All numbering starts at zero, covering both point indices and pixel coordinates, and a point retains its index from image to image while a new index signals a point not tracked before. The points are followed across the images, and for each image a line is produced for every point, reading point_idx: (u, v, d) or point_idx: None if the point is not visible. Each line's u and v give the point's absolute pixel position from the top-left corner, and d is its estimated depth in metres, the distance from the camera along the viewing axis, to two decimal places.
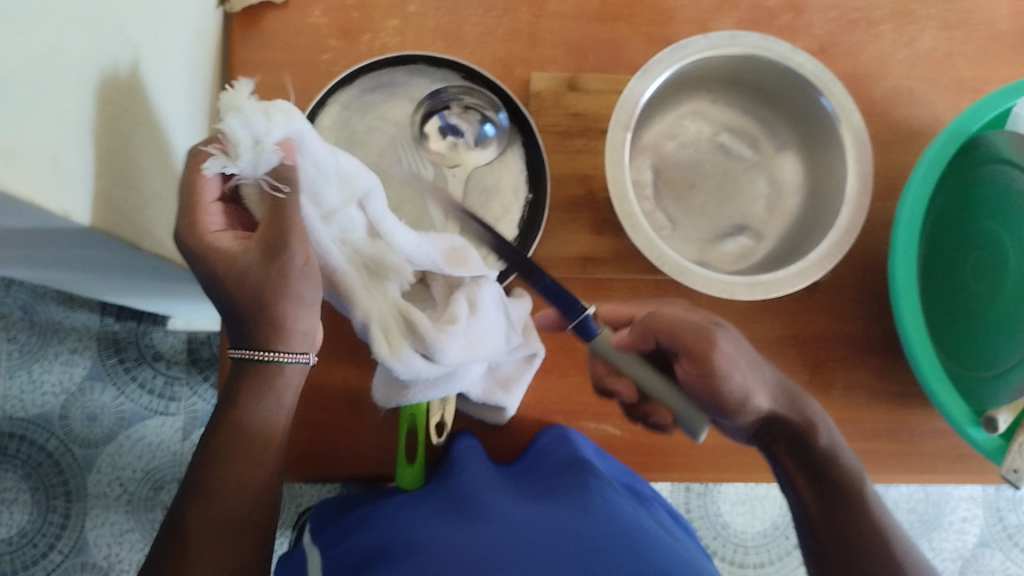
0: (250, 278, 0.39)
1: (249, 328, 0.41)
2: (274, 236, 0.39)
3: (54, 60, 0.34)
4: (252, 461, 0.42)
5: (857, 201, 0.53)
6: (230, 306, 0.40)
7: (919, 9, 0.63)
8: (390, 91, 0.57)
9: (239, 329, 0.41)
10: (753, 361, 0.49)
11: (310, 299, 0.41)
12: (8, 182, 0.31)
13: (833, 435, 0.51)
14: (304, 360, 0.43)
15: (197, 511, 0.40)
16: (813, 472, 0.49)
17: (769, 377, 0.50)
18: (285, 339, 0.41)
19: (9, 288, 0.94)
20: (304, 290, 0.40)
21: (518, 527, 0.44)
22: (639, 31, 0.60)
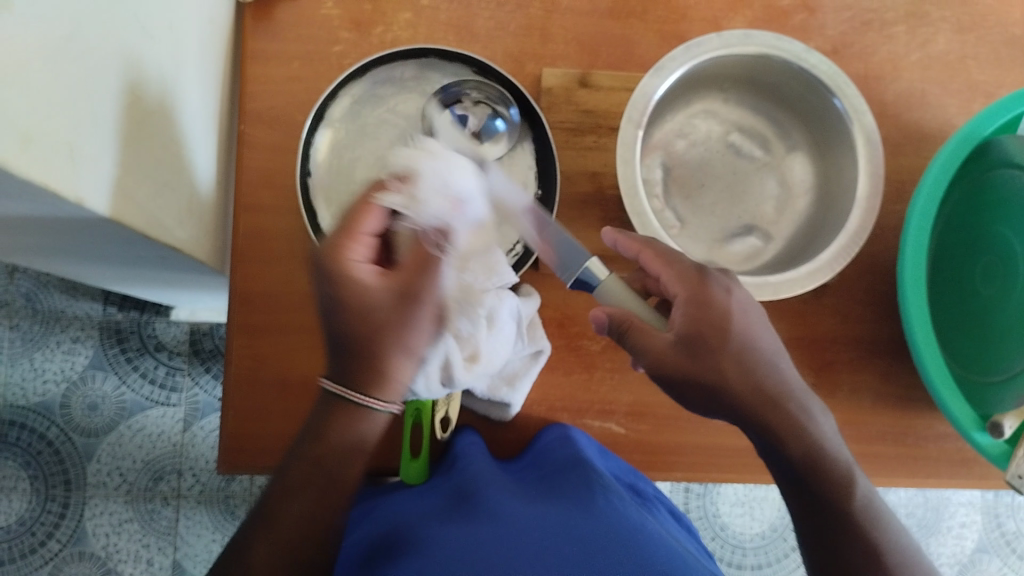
0: (375, 319, 0.39)
1: (360, 365, 0.40)
2: (410, 283, 0.40)
3: (70, 46, 0.34)
4: (326, 502, 0.42)
5: (868, 203, 0.53)
6: (345, 338, 0.40)
7: (932, 11, 0.63)
8: (403, 85, 0.57)
9: (342, 361, 0.40)
10: (715, 378, 0.44)
11: (419, 354, 0.41)
12: (23, 167, 0.31)
13: (817, 436, 0.46)
14: (393, 411, 0.42)
15: (266, 546, 0.41)
16: (799, 478, 0.46)
17: (738, 387, 0.45)
18: (386, 386, 0.41)
19: (12, 276, 0.95)
20: (414, 343, 0.41)
21: (514, 527, 0.44)
22: (651, 29, 0.60)
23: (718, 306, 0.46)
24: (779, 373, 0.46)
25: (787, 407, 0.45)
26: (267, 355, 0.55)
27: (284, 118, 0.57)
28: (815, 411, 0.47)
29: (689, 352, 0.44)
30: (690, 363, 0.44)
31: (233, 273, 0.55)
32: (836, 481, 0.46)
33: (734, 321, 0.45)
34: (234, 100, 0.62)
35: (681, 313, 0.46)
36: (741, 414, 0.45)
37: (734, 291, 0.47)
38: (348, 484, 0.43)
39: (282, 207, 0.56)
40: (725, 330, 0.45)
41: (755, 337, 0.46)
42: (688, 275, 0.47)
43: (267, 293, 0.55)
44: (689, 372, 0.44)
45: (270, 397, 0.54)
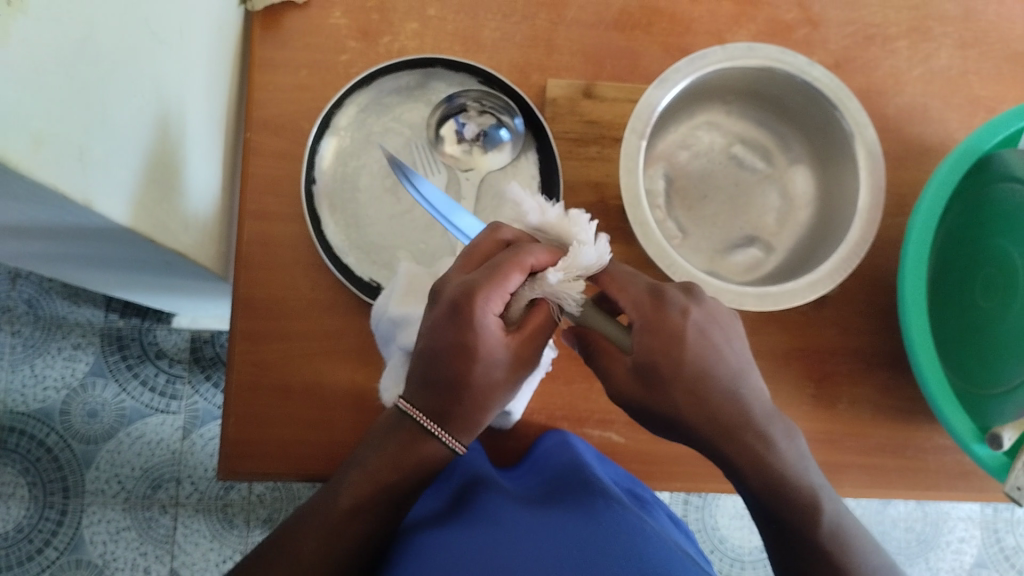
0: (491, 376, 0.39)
1: (456, 413, 0.40)
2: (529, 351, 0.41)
3: (83, 49, 0.34)
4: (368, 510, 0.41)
5: (869, 215, 0.53)
6: (455, 381, 0.39)
7: (934, 27, 0.63)
8: (409, 94, 0.58)
9: (440, 398, 0.40)
10: (670, 410, 0.41)
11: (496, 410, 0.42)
12: (34, 168, 0.31)
13: (782, 466, 0.42)
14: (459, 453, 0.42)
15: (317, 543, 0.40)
16: (760, 504, 0.43)
17: (697, 417, 0.41)
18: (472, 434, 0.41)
19: (15, 282, 0.95)
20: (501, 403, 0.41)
21: (496, 540, 0.43)
22: (656, 41, 0.61)
23: (672, 328, 0.42)
24: (749, 398, 0.42)
25: (749, 437, 0.41)
26: (269, 361, 0.55)
27: (290, 125, 0.57)
28: (779, 437, 0.42)
29: (645, 383, 0.41)
30: (646, 394, 0.41)
31: (236, 279, 0.55)
32: (803, 511, 0.42)
33: (692, 347, 0.41)
34: (241, 108, 0.62)
35: (639, 339, 0.41)
36: (701, 443, 0.42)
37: (698, 311, 0.43)
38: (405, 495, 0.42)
39: (286, 214, 0.56)
40: (680, 358, 0.41)
41: (716, 362, 0.42)
42: (643, 301, 0.42)
43: (270, 299, 0.55)
44: (646, 403, 0.41)
45: (272, 402, 0.54)
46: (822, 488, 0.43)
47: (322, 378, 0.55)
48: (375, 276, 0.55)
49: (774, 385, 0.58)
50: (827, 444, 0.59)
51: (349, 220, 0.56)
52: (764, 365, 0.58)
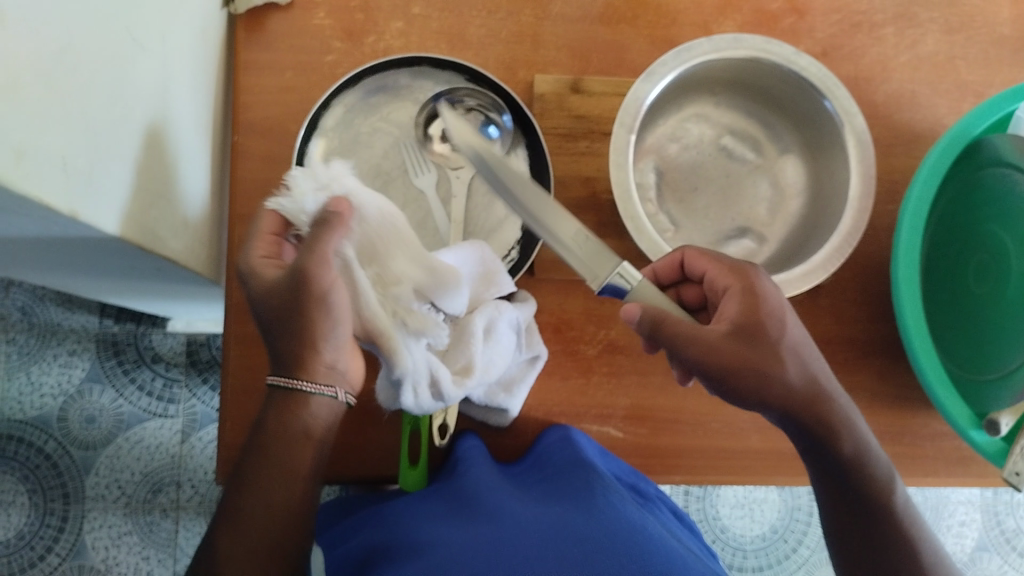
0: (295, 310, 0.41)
1: (290, 359, 0.42)
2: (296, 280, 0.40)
3: (63, 60, 0.34)
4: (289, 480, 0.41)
5: (860, 203, 0.53)
6: (283, 338, 0.42)
7: (921, 13, 0.63)
8: (395, 93, 0.58)
9: (279, 360, 0.42)
10: (775, 371, 0.44)
11: (341, 332, 0.42)
12: (17, 181, 0.31)
13: (862, 433, 0.46)
14: (330, 395, 0.42)
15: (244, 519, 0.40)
16: (840, 473, 0.47)
17: (799, 382, 0.44)
18: (324, 371, 0.42)
19: (7, 290, 0.94)
20: (345, 317, 0.42)
21: (537, 526, 0.44)
22: (642, 34, 0.61)
23: (771, 301, 0.45)
24: (825, 371, 0.46)
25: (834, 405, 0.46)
26: (262, 364, 0.55)
27: (277, 128, 0.57)
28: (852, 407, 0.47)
29: (749, 341, 0.44)
30: (753, 353, 0.43)
31: (227, 284, 0.55)
32: (877, 476, 0.47)
33: (790, 318, 0.45)
34: (228, 112, 0.62)
35: (735, 305, 0.45)
36: (792, 407, 0.45)
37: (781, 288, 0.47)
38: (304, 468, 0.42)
39: None
40: (783, 328, 0.44)
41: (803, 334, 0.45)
42: (741, 270, 0.47)
43: None
44: (751, 362, 0.43)
45: None
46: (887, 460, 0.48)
47: None
48: None
49: None
50: None
51: None
52: None
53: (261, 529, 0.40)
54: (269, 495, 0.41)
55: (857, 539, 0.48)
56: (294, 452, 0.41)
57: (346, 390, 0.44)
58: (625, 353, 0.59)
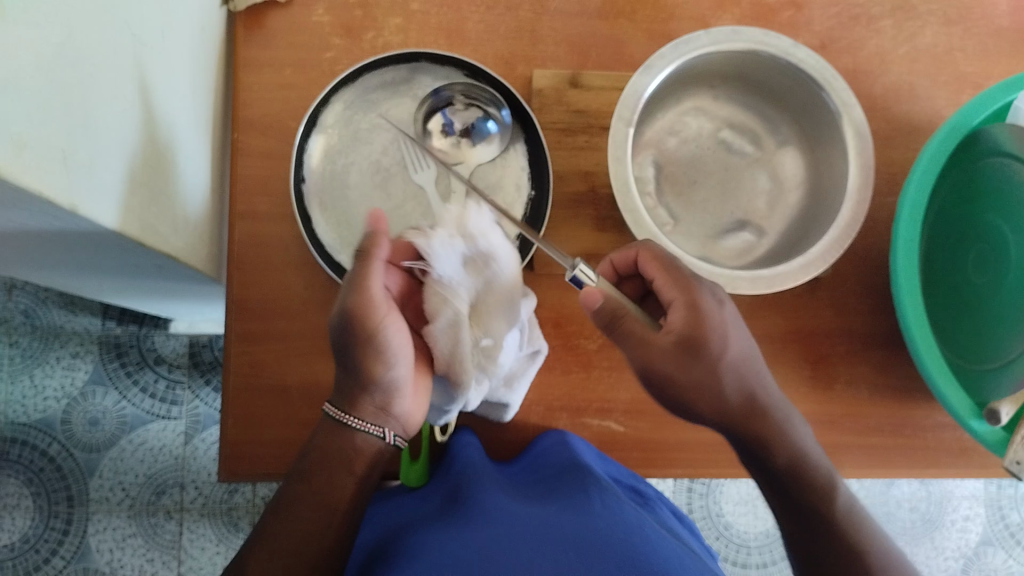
0: (346, 352, 0.44)
1: (343, 396, 0.45)
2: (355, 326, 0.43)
3: (62, 53, 0.34)
4: (317, 507, 0.44)
5: (859, 194, 0.53)
6: (341, 378, 0.46)
7: (919, 4, 0.63)
8: (395, 89, 0.58)
9: (342, 394, 0.46)
10: (710, 385, 0.45)
11: (398, 374, 0.45)
12: (16, 172, 0.31)
13: (799, 443, 0.48)
14: (376, 434, 0.46)
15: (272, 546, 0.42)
16: (777, 480, 0.48)
17: (732, 397, 0.46)
18: (373, 412, 0.46)
19: (11, 293, 0.94)
20: (399, 361, 0.45)
21: (503, 528, 0.44)
22: (641, 28, 0.61)
23: (715, 318, 0.46)
24: (764, 385, 0.48)
25: (771, 415, 0.47)
26: (265, 361, 0.55)
27: (278, 125, 0.57)
28: (793, 417, 0.48)
29: (689, 355, 0.45)
30: (691, 367, 0.45)
31: (229, 282, 0.55)
32: (815, 481, 0.48)
33: (732, 335, 0.46)
34: (227, 111, 0.63)
35: (679, 317, 0.46)
36: (726, 417, 0.47)
37: (726, 303, 0.47)
38: (331, 492, 0.45)
39: (277, 214, 0.56)
40: (723, 343, 0.46)
41: (744, 350, 0.47)
42: (686, 282, 0.47)
43: (266, 300, 0.55)
44: (688, 374, 0.45)
45: (269, 402, 0.54)
46: (831, 464, 0.49)
47: (318, 376, 0.55)
48: None
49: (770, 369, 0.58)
50: (824, 425, 0.59)
51: (340, 218, 0.56)
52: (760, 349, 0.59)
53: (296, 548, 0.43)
54: (313, 515, 0.44)
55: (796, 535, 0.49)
56: (334, 480, 0.45)
57: (394, 431, 0.47)
58: None
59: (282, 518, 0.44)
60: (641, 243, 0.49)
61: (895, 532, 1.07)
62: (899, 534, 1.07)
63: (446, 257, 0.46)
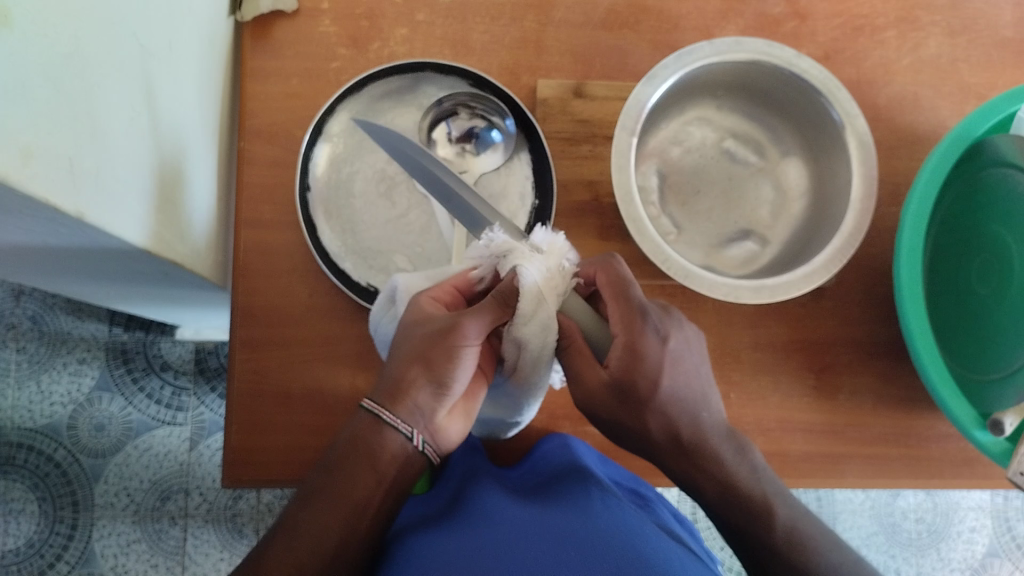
0: (425, 349, 0.44)
1: (389, 388, 0.44)
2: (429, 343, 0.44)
3: (69, 63, 0.35)
4: (343, 508, 0.42)
5: (863, 204, 0.53)
6: (396, 372, 0.45)
7: (922, 16, 0.63)
8: (399, 98, 0.58)
9: (385, 388, 0.45)
10: (634, 424, 0.46)
11: (454, 389, 0.45)
12: (23, 179, 0.31)
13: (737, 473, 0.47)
14: (404, 433, 0.44)
15: (281, 549, 0.41)
16: (714, 508, 0.47)
17: (658, 437, 0.46)
18: (408, 409, 0.44)
19: (18, 299, 0.96)
20: (464, 376, 0.44)
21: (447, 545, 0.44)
22: (644, 39, 0.61)
23: (651, 360, 0.45)
24: (709, 413, 0.47)
25: (704, 453, 0.47)
26: (269, 367, 0.55)
27: (283, 134, 0.58)
28: (726, 453, 0.47)
29: (620, 397, 0.45)
30: (618, 407, 0.45)
31: (234, 288, 0.55)
32: (750, 510, 0.46)
33: (666, 377, 0.46)
34: (235, 120, 0.63)
35: (617, 355, 0.45)
36: (654, 450, 0.47)
37: (669, 340, 0.47)
38: (354, 491, 0.43)
39: (281, 222, 0.57)
40: (655, 382, 0.45)
41: (679, 389, 0.46)
42: (630, 320, 0.46)
43: (270, 307, 0.55)
44: (615, 413, 0.46)
45: (274, 409, 0.55)
46: (771, 488, 0.47)
47: (320, 381, 0.55)
48: (371, 280, 0.55)
49: (771, 379, 0.59)
50: (826, 434, 0.59)
51: (344, 225, 0.57)
52: (762, 359, 0.59)
53: (314, 545, 0.41)
54: (333, 508, 0.42)
55: (741, 553, 0.48)
56: (356, 476, 0.43)
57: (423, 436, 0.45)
58: None
59: (304, 509, 0.42)
60: (604, 260, 0.48)
61: (901, 543, 1.07)
62: (905, 545, 1.07)
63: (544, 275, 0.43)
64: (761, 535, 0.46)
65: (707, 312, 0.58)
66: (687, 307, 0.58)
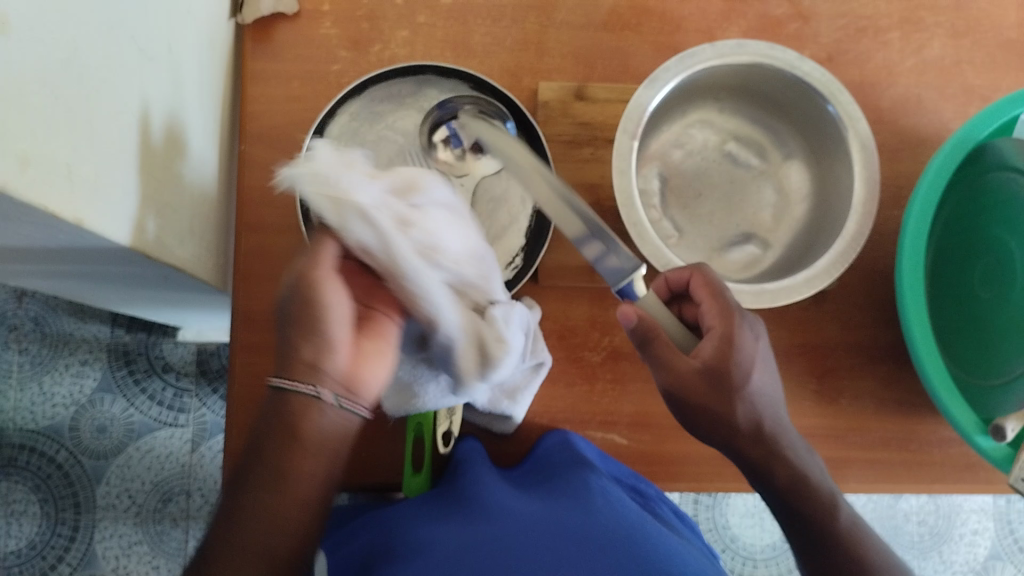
0: (297, 311, 0.37)
1: (285, 361, 0.36)
2: (297, 312, 0.37)
3: (67, 67, 0.35)
4: (290, 494, 0.35)
5: (866, 208, 0.53)
6: (282, 346, 0.37)
7: (926, 17, 0.63)
8: (400, 101, 0.58)
9: (285, 362, 0.36)
10: (721, 411, 0.45)
11: (336, 335, 0.37)
12: (21, 186, 0.31)
13: (802, 467, 0.47)
14: (310, 393, 0.35)
15: (218, 552, 0.33)
16: (779, 502, 0.47)
17: (740, 424, 0.45)
18: (309, 370, 0.36)
19: (21, 300, 0.95)
20: (341, 322, 0.37)
21: (514, 539, 0.43)
22: (647, 41, 0.61)
23: (745, 352, 0.46)
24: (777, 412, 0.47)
25: (776, 444, 0.46)
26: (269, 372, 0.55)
27: (284, 136, 0.58)
28: (794, 449, 0.47)
29: (712, 383, 0.45)
30: (707, 395, 0.45)
31: (234, 293, 0.55)
32: (820, 504, 0.46)
33: (755, 370, 0.46)
34: (235, 122, 0.63)
35: (710, 344, 0.46)
36: (729, 441, 0.46)
37: (760, 341, 0.47)
38: (300, 473, 0.35)
39: (282, 225, 0.56)
40: (745, 373, 0.46)
41: (763, 383, 0.46)
42: (730, 314, 0.46)
43: (271, 311, 0.55)
44: (704, 400, 0.45)
45: None
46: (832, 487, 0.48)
47: None
48: None
49: None
50: (828, 438, 0.59)
51: None
52: None
53: (263, 533, 0.34)
54: (281, 496, 0.34)
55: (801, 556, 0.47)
56: (291, 457, 0.35)
57: (334, 392, 0.36)
58: (630, 361, 0.58)
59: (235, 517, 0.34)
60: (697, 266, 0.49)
61: (904, 545, 1.07)
62: (908, 547, 1.07)
63: (339, 177, 0.39)
64: (827, 530, 0.46)
65: None
66: None
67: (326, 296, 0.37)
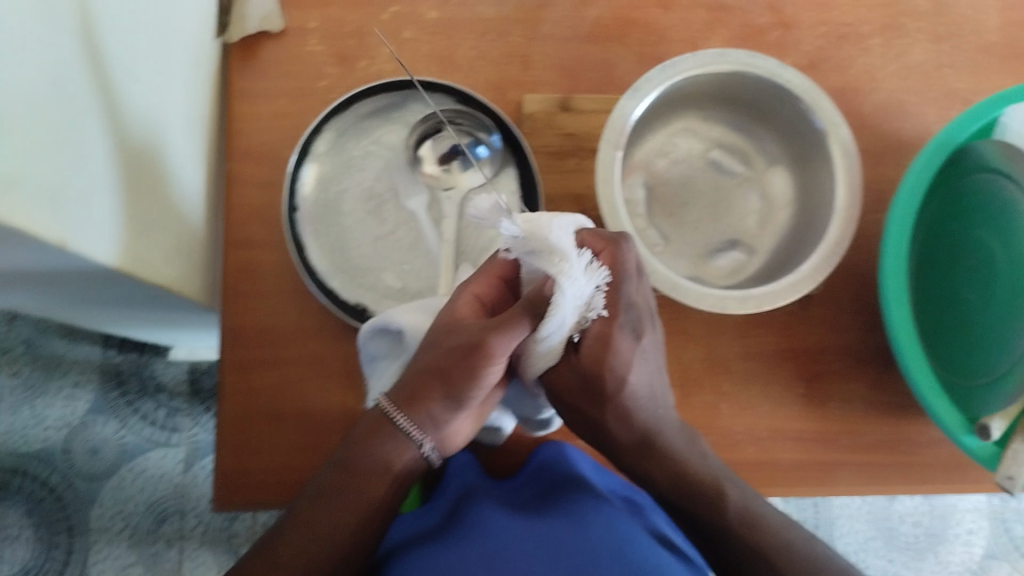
0: (445, 365, 0.42)
1: (404, 395, 0.43)
2: (449, 364, 0.42)
3: (49, 88, 0.35)
4: (358, 501, 0.43)
5: (849, 212, 0.53)
6: (412, 377, 0.43)
7: (906, 22, 0.64)
8: (387, 116, 0.59)
9: (404, 390, 0.43)
10: (593, 413, 0.46)
11: (471, 401, 0.43)
12: (8, 206, 0.31)
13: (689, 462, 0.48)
14: (415, 443, 0.44)
15: (291, 537, 0.42)
16: (667, 496, 0.49)
17: (618, 426, 0.47)
18: (421, 418, 0.43)
19: (11, 324, 0.96)
20: (482, 391, 0.43)
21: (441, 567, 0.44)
22: (631, 51, 0.61)
23: (622, 355, 0.44)
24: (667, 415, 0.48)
25: (659, 444, 0.48)
26: (260, 387, 0.55)
27: (272, 153, 0.58)
28: (681, 445, 0.49)
29: (582, 383, 0.44)
30: (580, 397, 0.45)
31: (224, 312, 0.56)
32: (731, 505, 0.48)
33: (632, 374, 0.45)
34: (223, 141, 0.64)
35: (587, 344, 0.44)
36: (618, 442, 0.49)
37: (643, 339, 0.46)
38: (371, 488, 0.43)
39: (270, 242, 0.57)
40: (621, 377, 0.45)
41: (642, 386, 0.46)
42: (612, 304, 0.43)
43: (262, 326, 0.56)
44: (578, 401, 0.45)
45: (266, 429, 0.54)
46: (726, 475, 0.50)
47: (313, 402, 0.55)
48: (361, 296, 0.55)
49: (763, 387, 0.59)
50: (818, 442, 0.59)
51: (333, 245, 0.57)
52: (753, 367, 0.59)
53: (329, 534, 0.43)
54: (348, 505, 0.43)
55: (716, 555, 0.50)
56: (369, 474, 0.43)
57: (433, 443, 0.45)
58: None
59: (321, 508, 0.43)
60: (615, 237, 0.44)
61: (900, 547, 1.07)
62: (904, 549, 1.07)
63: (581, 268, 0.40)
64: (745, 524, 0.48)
65: (697, 322, 0.59)
66: (677, 319, 0.59)
67: (480, 374, 0.41)
